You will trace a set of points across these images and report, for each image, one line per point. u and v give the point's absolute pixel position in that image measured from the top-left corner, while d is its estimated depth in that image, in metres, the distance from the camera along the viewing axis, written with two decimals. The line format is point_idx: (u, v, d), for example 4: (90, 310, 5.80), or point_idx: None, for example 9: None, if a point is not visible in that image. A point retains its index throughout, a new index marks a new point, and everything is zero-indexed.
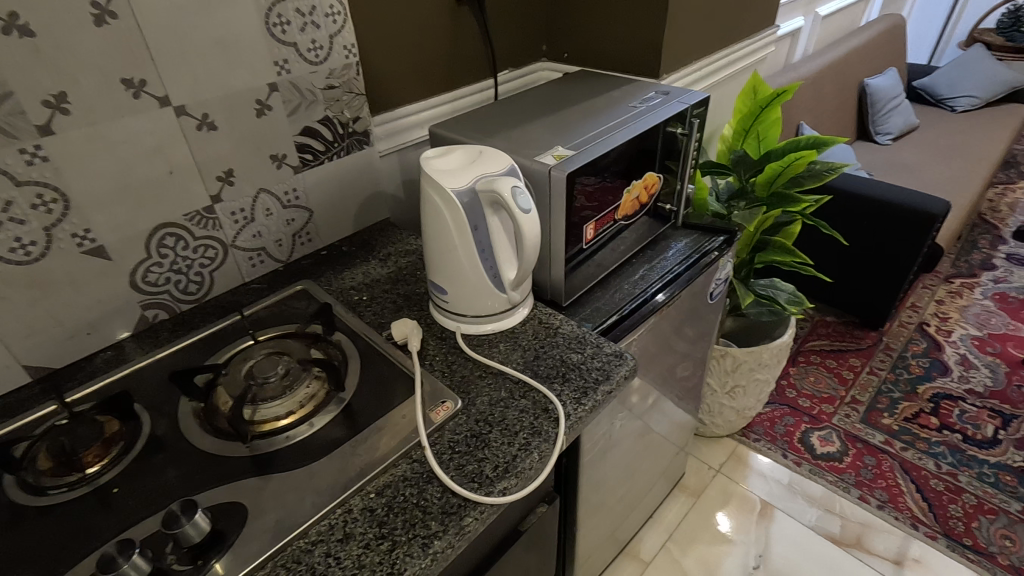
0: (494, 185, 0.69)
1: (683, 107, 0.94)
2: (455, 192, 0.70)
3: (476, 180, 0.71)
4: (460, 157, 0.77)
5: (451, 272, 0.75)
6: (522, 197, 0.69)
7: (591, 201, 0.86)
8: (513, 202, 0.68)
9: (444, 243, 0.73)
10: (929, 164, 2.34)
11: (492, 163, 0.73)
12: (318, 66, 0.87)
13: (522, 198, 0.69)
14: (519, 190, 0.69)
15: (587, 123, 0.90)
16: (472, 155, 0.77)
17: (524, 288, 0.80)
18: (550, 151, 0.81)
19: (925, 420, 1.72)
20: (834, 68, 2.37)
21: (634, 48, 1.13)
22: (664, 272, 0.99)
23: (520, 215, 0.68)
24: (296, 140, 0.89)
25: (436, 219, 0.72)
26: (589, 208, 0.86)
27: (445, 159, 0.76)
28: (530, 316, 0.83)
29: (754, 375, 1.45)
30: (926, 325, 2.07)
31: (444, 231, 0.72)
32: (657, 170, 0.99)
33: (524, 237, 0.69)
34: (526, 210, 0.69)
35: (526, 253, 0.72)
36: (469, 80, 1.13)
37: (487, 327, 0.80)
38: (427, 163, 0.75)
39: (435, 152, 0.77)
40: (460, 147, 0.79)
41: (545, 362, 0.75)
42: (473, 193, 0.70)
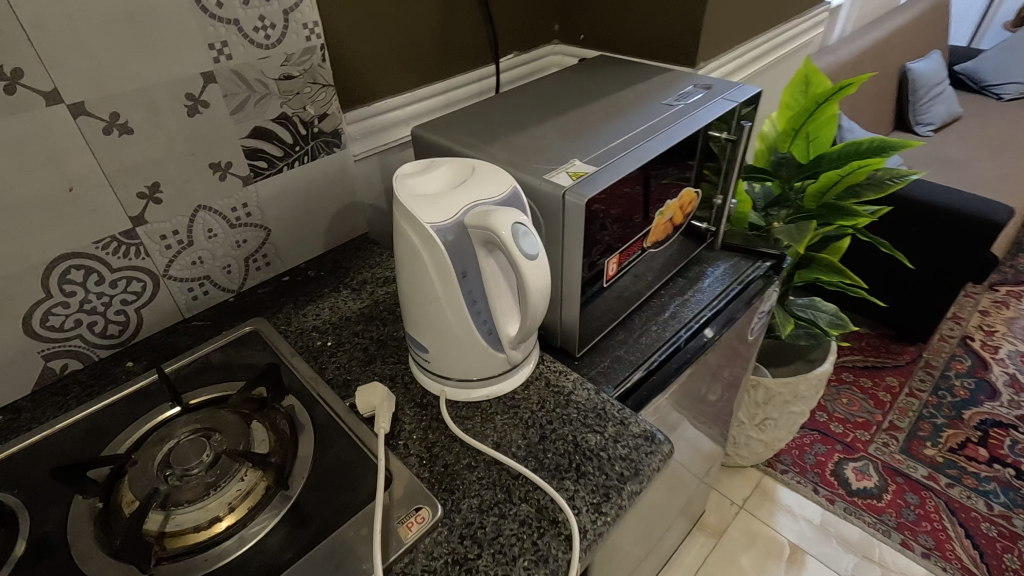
0: (489, 220, 0.51)
1: (730, 107, 0.75)
2: (437, 228, 0.52)
3: (465, 210, 0.53)
4: (446, 176, 0.59)
5: (433, 327, 0.58)
6: (527, 237, 0.52)
7: (617, 227, 0.68)
8: (514, 245, 0.50)
9: (421, 292, 0.56)
10: (977, 159, 2.12)
11: (487, 188, 0.55)
12: (269, 48, 0.68)
13: (528, 239, 0.52)
14: (522, 228, 0.52)
15: (613, 126, 0.71)
16: (463, 173, 0.59)
17: (528, 344, 0.63)
18: (564, 168, 0.62)
19: (972, 451, 1.55)
20: (876, 51, 2.14)
21: (666, 30, 0.93)
22: (699, 310, 0.81)
23: (525, 262, 0.51)
24: (244, 144, 0.71)
25: (412, 260, 0.55)
26: (613, 237, 0.68)
27: (425, 177, 0.58)
28: (534, 375, 0.66)
29: (788, 407, 1.27)
30: (970, 339, 1.88)
31: (421, 277, 0.55)
32: (695, 184, 0.80)
33: (529, 290, 0.52)
34: (533, 255, 0.52)
35: (530, 310, 0.54)
36: (466, 66, 0.93)
37: (481, 393, 0.62)
38: (401, 183, 0.57)
39: (411, 167, 0.59)
40: (446, 161, 0.61)
41: (553, 446, 0.58)
42: (461, 227, 0.53)
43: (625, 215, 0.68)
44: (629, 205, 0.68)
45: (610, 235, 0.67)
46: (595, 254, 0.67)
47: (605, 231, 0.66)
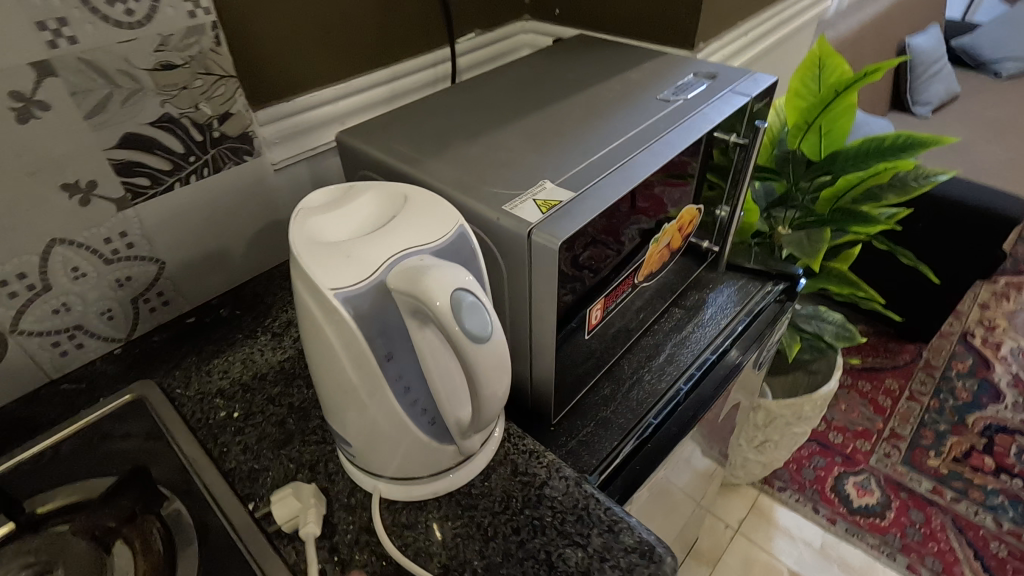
0: (419, 287, 0.36)
1: (742, 102, 0.60)
2: (344, 296, 0.37)
3: (387, 267, 0.38)
4: (368, 209, 0.44)
5: (353, 419, 0.42)
6: (474, 311, 0.37)
7: (602, 222, 0.48)
8: (453, 325, 0.36)
9: (333, 378, 0.41)
10: (979, 143, 2.00)
11: (420, 233, 0.40)
12: (133, 27, 0.50)
13: (475, 313, 0.37)
14: (466, 298, 0.37)
15: (596, 129, 0.55)
16: (390, 205, 0.44)
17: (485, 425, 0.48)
18: (531, 194, 0.46)
19: (977, 460, 1.45)
20: (876, 26, 1.99)
21: (659, 4, 0.77)
22: (701, 351, 0.67)
23: (468, 347, 0.36)
24: (112, 157, 0.54)
25: (314, 335, 0.40)
26: (598, 230, 0.48)
27: (338, 211, 0.42)
28: (497, 457, 0.51)
29: (790, 429, 1.15)
30: (970, 336, 1.78)
31: (330, 359, 0.40)
32: (697, 199, 0.64)
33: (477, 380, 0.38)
34: (481, 335, 0.37)
35: (483, 400, 0.40)
36: (414, 48, 0.76)
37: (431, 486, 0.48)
38: (302, 221, 0.41)
39: (320, 196, 0.44)
40: (371, 185, 0.46)
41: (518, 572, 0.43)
42: (380, 292, 0.38)
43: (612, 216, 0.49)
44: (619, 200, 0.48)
45: (596, 227, 0.47)
46: (578, 249, 0.47)
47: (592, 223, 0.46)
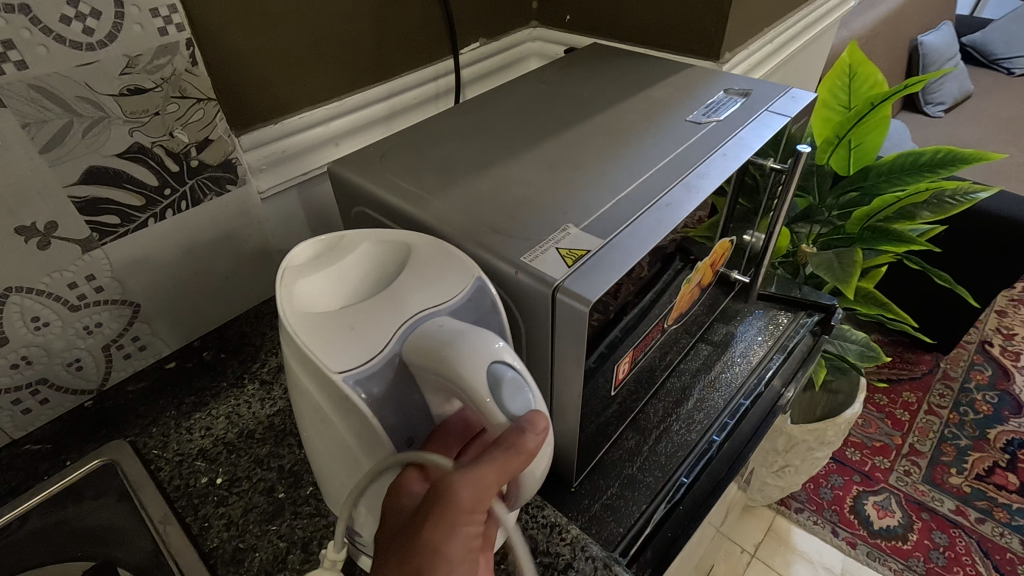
0: (447, 363, 0.33)
1: (781, 124, 0.54)
2: (354, 380, 0.33)
3: (401, 338, 0.35)
4: (360, 269, 0.40)
5: (368, 504, 0.37)
6: (516, 389, 0.33)
7: (635, 255, 0.39)
8: (490, 404, 0.32)
9: (344, 461, 0.37)
10: (995, 144, 1.94)
11: (434, 294, 0.37)
12: (93, 49, 0.44)
13: (516, 390, 0.33)
14: (503, 371, 0.33)
15: (621, 159, 0.49)
16: (387, 264, 0.41)
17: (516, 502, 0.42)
18: (553, 242, 0.40)
19: (1001, 478, 1.40)
20: (890, 23, 1.93)
21: (683, 10, 0.71)
22: (733, 396, 0.61)
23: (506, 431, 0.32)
24: (74, 194, 0.47)
25: (321, 421, 0.36)
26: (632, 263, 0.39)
27: (330, 271, 0.38)
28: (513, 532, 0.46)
29: (812, 454, 1.10)
30: (988, 345, 1.73)
31: (340, 443, 0.36)
32: (730, 231, 0.58)
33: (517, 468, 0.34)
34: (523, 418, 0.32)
35: (520, 480, 0.35)
36: (412, 60, 0.70)
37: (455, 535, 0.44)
38: (289, 291, 0.36)
39: (307, 250, 0.40)
40: (361, 235, 0.41)
41: None
42: (394, 370, 0.35)
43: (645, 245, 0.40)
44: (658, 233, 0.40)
45: (628, 262, 0.39)
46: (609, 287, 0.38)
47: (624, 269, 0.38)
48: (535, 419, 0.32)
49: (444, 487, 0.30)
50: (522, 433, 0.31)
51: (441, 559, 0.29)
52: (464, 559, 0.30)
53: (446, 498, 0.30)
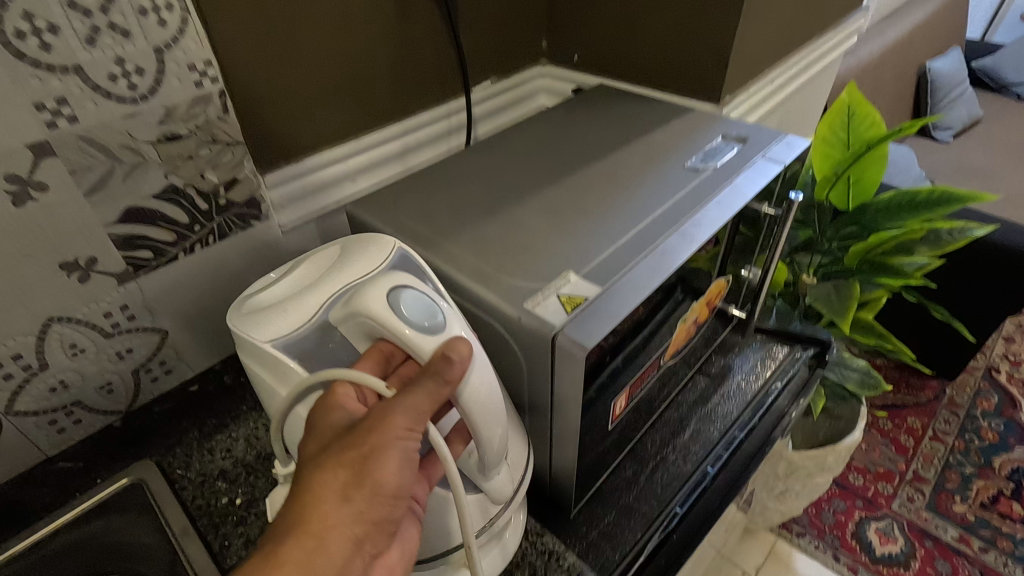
0: (354, 302, 0.39)
1: (775, 171, 0.56)
2: (282, 344, 0.41)
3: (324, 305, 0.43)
4: (304, 273, 0.48)
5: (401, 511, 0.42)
6: (414, 309, 0.39)
7: (630, 306, 0.42)
8: (398, 326, 0.38)
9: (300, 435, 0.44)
10: (1004, 170, 1.95)
11: (350, 263, 0.44)
12: (136, 102, 0.48)
13: (415, 310, 0.39)
14: (403, 289, 0.40)
15: (621, 205, 0.52)
16: (326, 260, 0.48)
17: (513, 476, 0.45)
18: (555, 289, 0.43)
19: (1006, 507, 1.40)
20: (898, 49, 1.95)
21: (685, 54, 0.74)
22: (728, 428, 0.64)
23: (414, 341, 0.38)
24: (114, 232, 0.51)
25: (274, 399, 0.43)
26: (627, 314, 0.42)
27: (279, 284, 0.47)
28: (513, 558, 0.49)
29: (812, 479, 1.11)
30: (995, 371, 1.73)
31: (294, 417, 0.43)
32: (725, 271, 0.61)
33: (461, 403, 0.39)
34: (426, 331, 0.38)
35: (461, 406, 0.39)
36: (427, 99, 0.74)
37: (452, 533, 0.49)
38: (243, 305, 0.45)
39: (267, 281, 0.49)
40: (309, 254, 0.50)
41: None
42: (321, 332, 0.42)
43: (640, 296, 0.43)
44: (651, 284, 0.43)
45: (624, 312, 0.42)
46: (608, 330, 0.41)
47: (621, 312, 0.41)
48: (456, 347, 0.37)
49: (381, 414, 0.36)
50: (445, 362, 0.36)
51: (382, 468, 0.36)
52: (405, 466, 0.37)
53: (382, 423, 0.36)
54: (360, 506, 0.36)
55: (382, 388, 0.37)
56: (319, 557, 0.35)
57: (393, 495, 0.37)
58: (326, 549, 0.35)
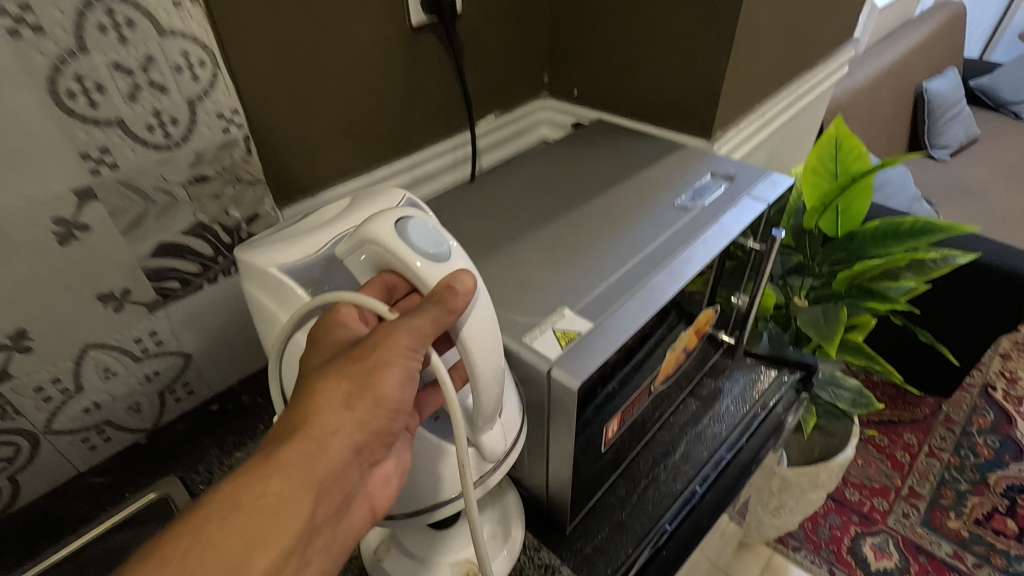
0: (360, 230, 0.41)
1: (760, 209, 0.60)
2: (287, 268, 0.44)
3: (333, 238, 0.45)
4: (322, 212, 0.50)
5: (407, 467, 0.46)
6: (420, 239, 0.40)
7: (618, 343, 0.46)
8: (401, 252, 0.39)
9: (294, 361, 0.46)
10: (1000, 190, 1.98)
11: (364, 203, 0.46)
12: (170, 148, 0.52)
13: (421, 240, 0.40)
14: (410, 219, 0.41)
15: (614, 242, 0.56)
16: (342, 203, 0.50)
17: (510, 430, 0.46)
18: (551, 324, 0.47)
19: (1000, 523, 1.42)
20: (894, 72, 1.98)
21: (678, 92, 0.78)
22: (717, 449, 0.67)
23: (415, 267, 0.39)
24: (147, 266, 0.56)
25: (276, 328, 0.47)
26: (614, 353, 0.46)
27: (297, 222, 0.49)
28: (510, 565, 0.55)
29: (806, 495, 1.14)
30: (991, 389, 1.75)
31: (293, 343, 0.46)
32: (713, 302, 0.64)
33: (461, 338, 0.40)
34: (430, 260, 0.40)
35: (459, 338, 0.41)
36: (434, 134, 0.78)
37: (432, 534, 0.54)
38: (261, 240, 0.48)
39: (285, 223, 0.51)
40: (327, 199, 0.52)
41: None
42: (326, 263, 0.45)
43: (629, 333, 0.46)
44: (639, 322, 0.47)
45: (614, 349, 0.45)
46: (600, 366, 0.45)
47: (611, 349, 0.45)
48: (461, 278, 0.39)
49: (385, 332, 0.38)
50: (449, 292, 0.39)
51: (384, 382, 0.38)
52: (405, 382, 0.39)
53: (386, 340, 0.38)
54: (363, 415, 0.38)
55: (383, 310, 0.39)
56: (320, 461, 0.36)
57: (393, 411, 0.39)
58: (327, 454, 0.37)
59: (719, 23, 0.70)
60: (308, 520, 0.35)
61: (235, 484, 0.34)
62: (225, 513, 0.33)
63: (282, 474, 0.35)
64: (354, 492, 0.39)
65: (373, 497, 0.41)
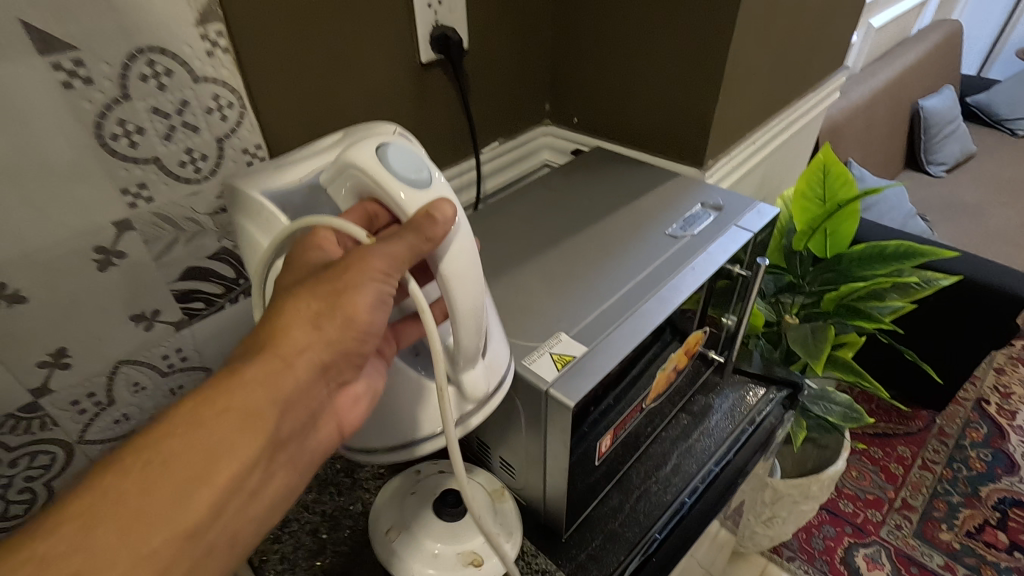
0: (342, 156, 0.42)
1: (744, 238, 0.65)
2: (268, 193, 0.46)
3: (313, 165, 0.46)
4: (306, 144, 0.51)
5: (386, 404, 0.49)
6: (400, 166, 0.42)
7: (610, 367, 0.50)
8: (381, 179, 0.41)
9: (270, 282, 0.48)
10: (994, 207, 2.02)
11: (347, 132, 0.48)
12: (199, 182, 0.57)
13: (400, 168, 0.42)
14: (390, 145, 0.43)
15: (607, 269, 0.61)
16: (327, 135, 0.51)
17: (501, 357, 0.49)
18: (548, 347, 0.52)
19: (991, 535, 1.45)
20: (889, 91, 2.03)
21: (672, 123, 0.83)
22: (706, 462, 0.71)
23: (393, 191, 0.41)
24: (175, 288, 0.60)
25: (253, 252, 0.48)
26: (605, 378, 0.50)
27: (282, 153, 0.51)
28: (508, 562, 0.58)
29: (797, 506, 1.17)
30: (985, 403, 1.78)
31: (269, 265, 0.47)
32: (702, 323, 0.68)
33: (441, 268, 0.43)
34: (410, 187, 0.42)
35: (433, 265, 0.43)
36: (440, 161, 0.83)
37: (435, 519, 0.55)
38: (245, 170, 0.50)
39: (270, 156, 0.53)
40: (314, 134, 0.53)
41: None
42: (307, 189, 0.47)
43: (620, 357, 0.51)
44: (629, 346, 0.51)
45: (606, 372, 0.50)
46: (593, 387, 0.49)
47: (603, 373, 0.49)
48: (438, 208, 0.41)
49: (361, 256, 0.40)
50: (427, 223, 0.41)
51: (356, 300, 0.41)
52: (375, 305, 0.42)
53: (362, 263, 0.40)
54: (332, 334, 0.41)
55: (361, 234, 0.41)
56: (285, 378, 0.40)
57: (363, 331, 0.42)
58: (293, 371, 0.41)
59: (709, 60, 0.75)
60: (272, 434, 0.40)
61: (200, 399, 0.38)
62: (193, 423, 0.37)
63: (250, 387, 0.39)
64: (320, 411, 0.44)
65: (340, 418, 0.45)
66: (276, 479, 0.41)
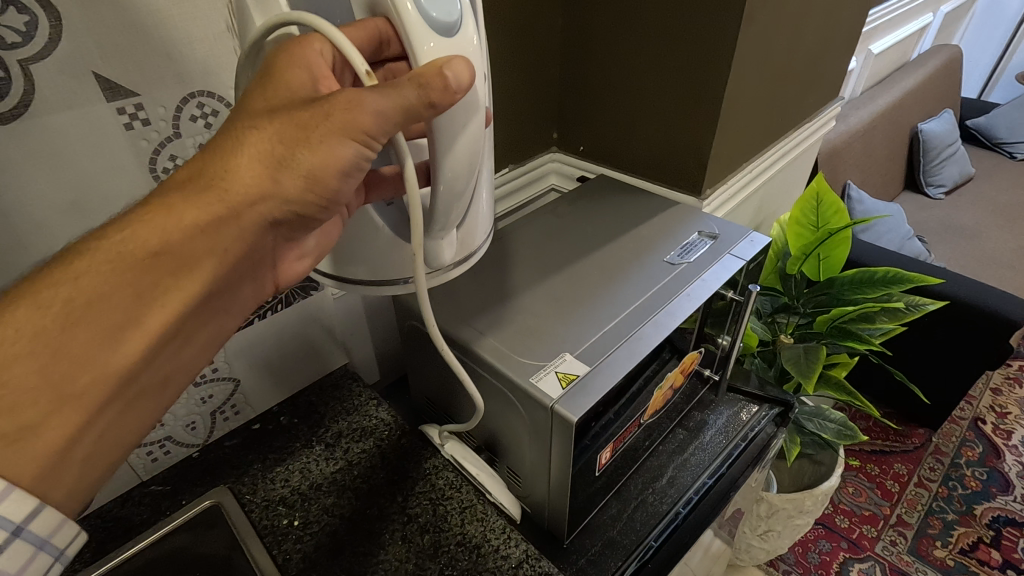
0: None
1: (737, 266, 0.69)
2: None
3: None
4: None
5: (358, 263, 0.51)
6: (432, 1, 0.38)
7: (609, 388, 0.55)
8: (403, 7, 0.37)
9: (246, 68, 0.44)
10: (991, 230, 2.06)
11: None
12: None
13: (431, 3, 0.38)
14: None
15: (609, 294, 0.66)
16: None
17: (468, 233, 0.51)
18: (553, 367, 0.57)
19: (984, 553, 1.47)
20: (887, 115, 2.07)
21: (672, 152, 0.88)
22: (700, 475, 0.75)
23: (408, 22, 0.37)
24: None
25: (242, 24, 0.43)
26: (604, 401, 0.55)
27: None
28: (511, 562, 0.60)
29: (792, 520, 1.21)
30: (981, 422, 1.81)
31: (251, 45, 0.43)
32: (699, 345, 0.73)
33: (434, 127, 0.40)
34: (431, 29, 0.38)
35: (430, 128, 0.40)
36: None
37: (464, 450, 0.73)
38: None
39: None
40: None
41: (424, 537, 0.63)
42: None
43: (618, 378, 0.55)
44: (626, 367, 0.56)
45: (605, 394, 0.54)
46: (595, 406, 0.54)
47: (603, 395, 0.54)
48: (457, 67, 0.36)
49: (354, 100, 0.35)
50: (436, 74, 0.35)
51: (334, 152, 0.36)
52: (342, 173, 0.38)
53: (354, 110, 0.35)
54: (292, 188, 0.37)
55: (362, 69, 0.36)
56: (229, 225, 0.38)
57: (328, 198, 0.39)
58: (237, 221, 0.38)
59: (707, 96, 0.80)
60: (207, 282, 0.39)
61: (135, 249, 0.36)
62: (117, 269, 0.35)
63: (180, 212, 0.36)
64: (263, 260, 0.44)
65: (280, 271, 0.47)
66: (205, 339, 0.42)
